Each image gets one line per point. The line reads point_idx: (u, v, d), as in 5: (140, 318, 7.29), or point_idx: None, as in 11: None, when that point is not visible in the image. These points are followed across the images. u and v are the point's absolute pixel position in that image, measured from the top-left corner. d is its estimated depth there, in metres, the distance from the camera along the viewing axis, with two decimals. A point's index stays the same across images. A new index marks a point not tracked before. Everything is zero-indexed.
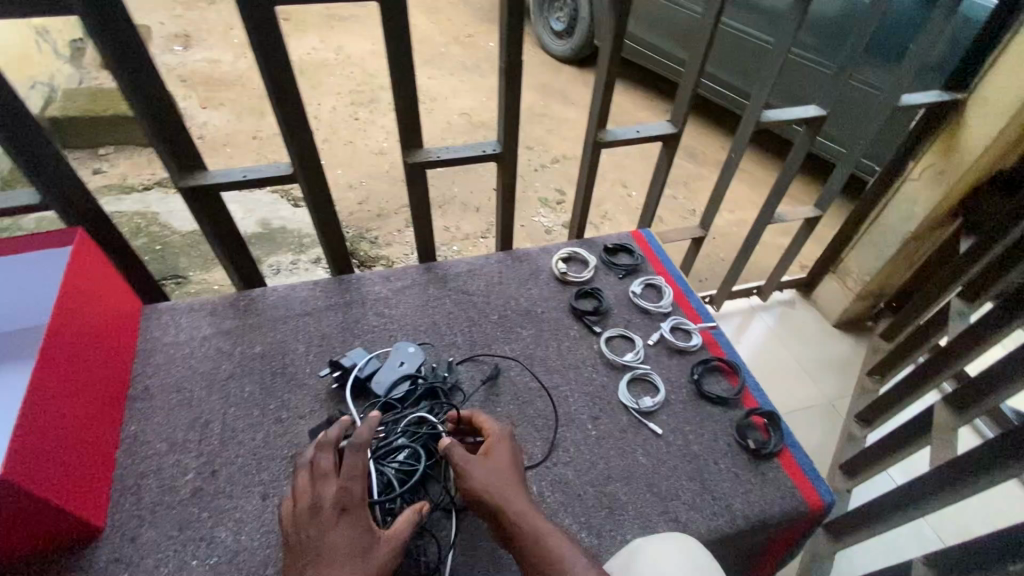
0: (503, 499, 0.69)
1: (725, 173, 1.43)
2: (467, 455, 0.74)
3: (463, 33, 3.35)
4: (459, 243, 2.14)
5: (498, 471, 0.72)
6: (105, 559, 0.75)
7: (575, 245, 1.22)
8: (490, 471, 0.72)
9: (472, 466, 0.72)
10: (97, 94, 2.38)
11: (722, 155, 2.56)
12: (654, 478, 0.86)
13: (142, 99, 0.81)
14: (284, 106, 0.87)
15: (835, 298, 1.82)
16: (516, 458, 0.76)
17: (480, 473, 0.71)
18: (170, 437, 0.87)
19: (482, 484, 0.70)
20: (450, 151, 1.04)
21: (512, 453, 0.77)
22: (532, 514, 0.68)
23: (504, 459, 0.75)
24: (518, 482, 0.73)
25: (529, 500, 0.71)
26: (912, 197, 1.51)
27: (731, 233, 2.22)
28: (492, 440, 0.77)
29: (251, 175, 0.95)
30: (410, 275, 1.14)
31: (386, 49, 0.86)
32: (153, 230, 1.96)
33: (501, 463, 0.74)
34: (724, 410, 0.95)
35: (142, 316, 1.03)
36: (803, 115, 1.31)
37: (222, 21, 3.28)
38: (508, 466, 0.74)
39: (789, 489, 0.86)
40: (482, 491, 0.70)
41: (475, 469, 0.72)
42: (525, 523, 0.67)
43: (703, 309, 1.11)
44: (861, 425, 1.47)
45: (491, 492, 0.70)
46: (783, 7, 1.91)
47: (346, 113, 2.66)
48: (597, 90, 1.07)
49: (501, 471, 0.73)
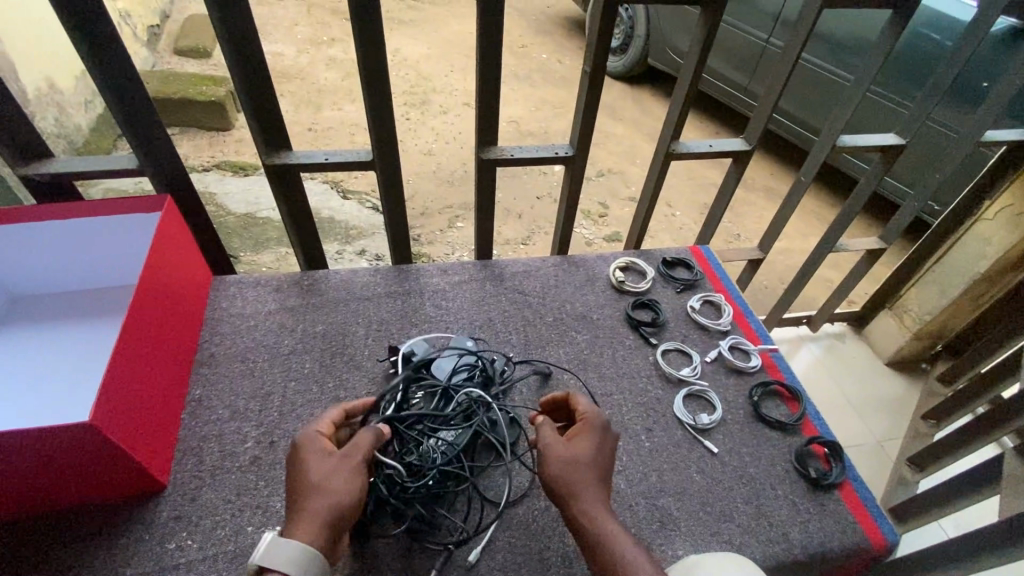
0: (571, 490, 0.68)
1: (788, 197, 1.40)
2: (551, 437, 0.73)
3: (518, 43, 3.40)
4: (501, 248, 2.15)
5: (578, 458, 0.70)
6: (166, 515, 0.77)
7: (632, 255, 1.21)
8: (569, 459, 0.70)
9: (552, 451, 0.71)
10: (170, 78, 2.50)
11: (774, 182, 2.52)
12: (708, 496, 0.84)
13: (245, 76, 0.85)
14: (372, 94, 0.90)
15: (890, 335, 1.75)
16: (603, 445, 0.73)
17: (557, 459, 0.70)
18: (232, 404, 0.89)
19: (557, 470, 0.69)
20: (522, 151, 1.06)
21: (601, 439, 0.73)
22: (598, 509, 0.66)
23: (588, 447, 0.72)
24: (598, 472, 0.70)
25: (599, 495, 0.68)
26: (984, 238, 1.44)
27: (780, 261, 2.17)
28: (584, 424, 0.74)
29: (332, 158, 0.99)
30: (468, 270, 1.15)
31: (476, 45, 0.88)
32: (210, 210, 2.03)
33: (583, 451, 0.71)
34: (783, 435, 0.93)
35: (212, 286, 1.07)
36: (879, 143, 1.28)
37: (288, 17, 3.41)
38: (591, 455, 0.71)
39: (851, 525, 0.82)
40: (555, 478, 0.69)
41: (552, 453, 0.71)
42: (587, 517, 0.65)
43: (763, 330, 1.09)
44: (914, 470, 1.40)
45: (564, 480, 0.68)
46: (858, 39, 1.89)
47: (400, 112, 2.72)
48: (675, 104, 1.08)
49: (578, 461, 0.70)
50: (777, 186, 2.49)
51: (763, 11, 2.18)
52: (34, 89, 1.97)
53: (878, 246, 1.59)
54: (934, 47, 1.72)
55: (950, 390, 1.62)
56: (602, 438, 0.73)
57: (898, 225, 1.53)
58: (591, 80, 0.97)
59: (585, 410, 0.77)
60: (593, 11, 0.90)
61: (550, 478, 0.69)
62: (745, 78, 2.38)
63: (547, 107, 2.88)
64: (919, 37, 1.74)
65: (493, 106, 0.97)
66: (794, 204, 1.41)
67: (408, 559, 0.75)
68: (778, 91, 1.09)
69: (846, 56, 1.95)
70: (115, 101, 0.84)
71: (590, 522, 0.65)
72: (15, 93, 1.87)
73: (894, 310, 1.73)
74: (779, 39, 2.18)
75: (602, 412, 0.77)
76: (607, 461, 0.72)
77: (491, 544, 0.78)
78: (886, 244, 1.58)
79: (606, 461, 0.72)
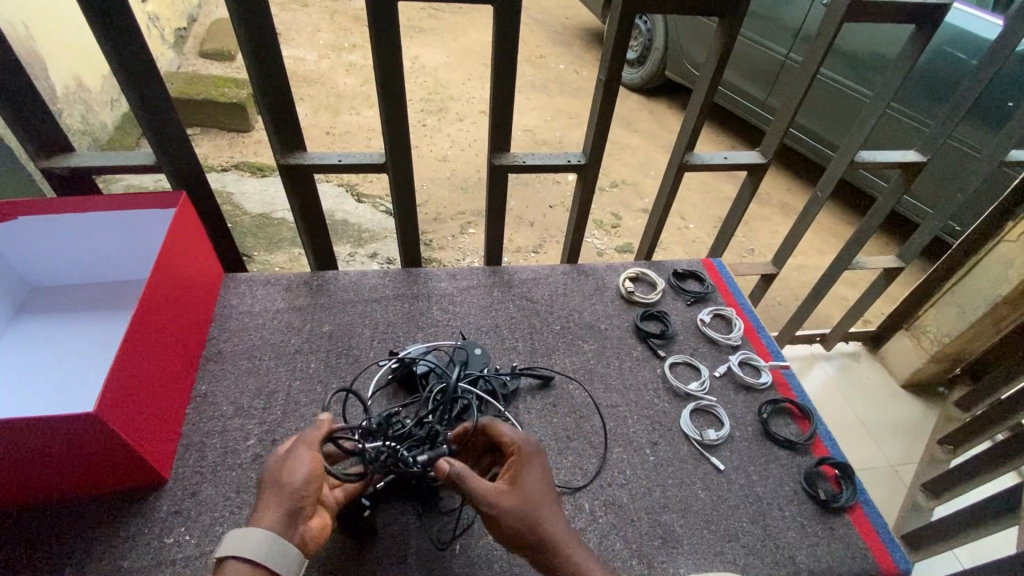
0: (540, 535, 0.66)
1: (802, 213, 1.38)
2: (496, 489, 0.67)
3: (536, 53, 3.42)
4: (511, 255, 2.14)
5: (533, 500, 0.68)
6: (166, 509, 0.77)
7: (642, 265, 1.20)
8: (525, 504, 0.67)
9: (505, 503, 0.66)
10: (193, 79, 2.55)
11: (789, 197, 2.49)
12: (712, 514, 0.82)
13: (263, 76, 0.86)
14: (387, 98, 0.91)
15: (907, 357, 1.71)
16: (545, 476, 0.71)
17: (516, 506, 0.66)
18: (236, 402, 0.90)
19: (515, 524, 0.65)
20: (534, 158, 1.05)
21: (541, 472, 0.71)
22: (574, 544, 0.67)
23: (535, 482, 0.70)
24: (553, 505, 0.69)
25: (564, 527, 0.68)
26: (1007, 259, 1.39)
27: (794, 276, 2.14)
28: (521, 459, 0.71)
29: (346, 160, 1.00)
30: (476, 275, 1.15)
31: (492, 53, 0.89)
32: (226, 209, 2.06)
33: (535, 491, 0.69)
34: (792, 454, 0.90)
35: (223, 282, 1.08)
36: (898, 160, 1.26)
37: (311, 23, 3.47)
38: (539, 491, 0.69)
39: (860, 550, 0.80)
40: (515, 531, 0.65)
41: (504, 505, 0.66)
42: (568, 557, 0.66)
43: (774, 347, 1.07)
44: (928, 496, 1.36)
45: (527, 529, 0.66)
46: (878, 54, 1.87)
47: (416, 118, 2.75)
48: (689, 115, 1.07)
49: (534, 502, 0.68)
50: (793, 202, 2.46)
51: (783, 26, 2.17)
52: (62, 87, 2.03)
53: (895, 264, 1.55)
54: (960, 68, 1.69)
55: (968, 416, 1.57)
56: (543, 469, 0.71)
57: (917, 244, 1.50)
58: (605, 89, 0.97)
59: (513, 442, 0.72)
60: (609, 21, 0.90)
61: (511, 531, 0.65)
62: (762, 92, 2.37)
63: (563, 117, 2.88)
64: (942, 55, 1.72)
65: (506, 113, 0.97)
66: (809, 220, 1.39)
67: (404, 564, 0.75)
68: (794, 106, 1.08)
69: (868, 74, 1.92)
70: (135, 98, 0.85)
71: (564, 559, 0.66)
72: (44, 90, 1.93)
73: (911, 330, 1.69)
74: (798, 54, 2.17)
75: (524, 434, 0.73)
76: (553, 490, 0.71)
77: (489, 553, 0.77)
78: (904, 263, 1.54)
79: (553, 487, 0.71)
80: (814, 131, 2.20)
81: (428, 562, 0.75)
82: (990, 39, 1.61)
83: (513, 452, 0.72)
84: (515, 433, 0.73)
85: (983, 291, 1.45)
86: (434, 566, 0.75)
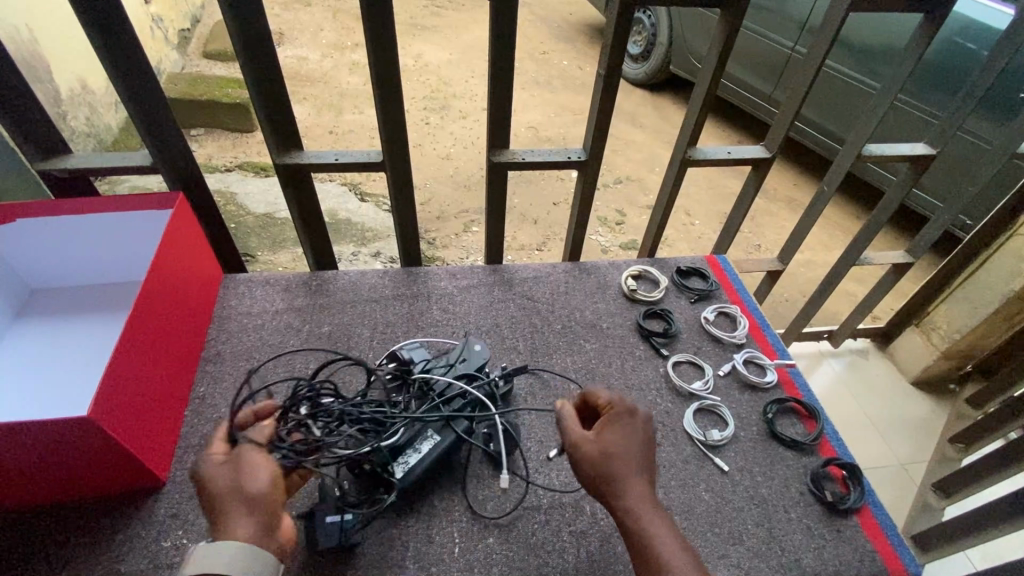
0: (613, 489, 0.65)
1: (808, 207, 1.35)
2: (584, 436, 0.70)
3: (539, 49, 3.40)
4: (514, 253, 2.13)
5: (617, 450, 0.67)
6: (164, 512, 0.76)
7: (645, 263, 1.18)
8: (611, 453, 0.67)
9: (585, 449, 0.69)
10: (197, 80, 2.56)
11: (796, 192, 2.45)
12: (716, 516, 0.80)
13: (256, 76, 0.85)
14: (382, 95, 0.90)
15: (917, 354, 1.68)
16: (636, 433, 0.70)
17: (601, 452, 0.68)
18: (234, 403, 0.89)
19: (600, 467, 0.67)
20: (534, 155, 1.04)
21: (631, 429, 0.70)
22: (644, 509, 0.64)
23: (621, 441, 0.69)
24: (639, 461, 0.68)
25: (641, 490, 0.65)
26: (1021, 253, 1.35)
27: (801, 272, 2.11)
28: (614, 415, 0.71)
29: (343, 158, 0.99)
30: (477, 274, 1.14)
31: (488, 49, 0.87)
32: (230, 209, 2.06)
33: (620, 444, 0.68)
34: (798, 455, 0.88)
35: (223, 283, 1.08)
36: (907, 153, 1.23)
37: (314, 22, 3.47)
38: (631, 445, 0.69)
39: (869, 553, 0.78)
40: (599, 474, 0.67)
41: (586, 449, 0.69)
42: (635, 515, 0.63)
43: (779, 344, 1.05)
44: (939, 495, 1.33)
45: (606, 476, 0.66)
46: (886, 45, 1.83)
47: (419, 116, 2.74)
48: (692, 109, 1.05)
49: (615, 457, 0.67)
50: (800, 197, 2.43)
51: (789, 18, 2.13)
52: (67, 89, 2.03)
53: (905, 260, 1.52)
54: (970, 58, 1.65)
55: (979, 413, 1.55)
56: (636, 427, 0.70)
57: (926, 239, 1.47)
58: (605, 84, 0.95)
59: (609, 402, 0.74)
60: (608, 15, 0.89)
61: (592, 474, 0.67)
62: (768, 86, 2.33)
63: (566, 113, 2.86)
64: (953, 45, 1.68)
65: (504, 109, 0.95)
66: (815, 216, 1.36)
67: (401, 567, 0.74)
68: (800, 98, 1.06)
69: (876, 66, 1.89)
70: (129, 98, 0.84)
71: (634, 514, 0.64)
72: (48, 92, 1.93)
73: (921, 326, 1.67)
74: (804, 46, 2.13)
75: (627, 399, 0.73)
76: (645, 448, 0.69)
77: (488, 556, 0.76)
78: (913, 259, 1.51)
79: (642, 450, 0.69)
80: (821, 125, 2.16)
81: (427, 566, 0.74)
82: (1001, 28, 1.56)
83: (606, 410, 0.73)
84: (617, 397, 0.74)
85: (994, 287, 1.42)
86: (433, 570, 0.74)
